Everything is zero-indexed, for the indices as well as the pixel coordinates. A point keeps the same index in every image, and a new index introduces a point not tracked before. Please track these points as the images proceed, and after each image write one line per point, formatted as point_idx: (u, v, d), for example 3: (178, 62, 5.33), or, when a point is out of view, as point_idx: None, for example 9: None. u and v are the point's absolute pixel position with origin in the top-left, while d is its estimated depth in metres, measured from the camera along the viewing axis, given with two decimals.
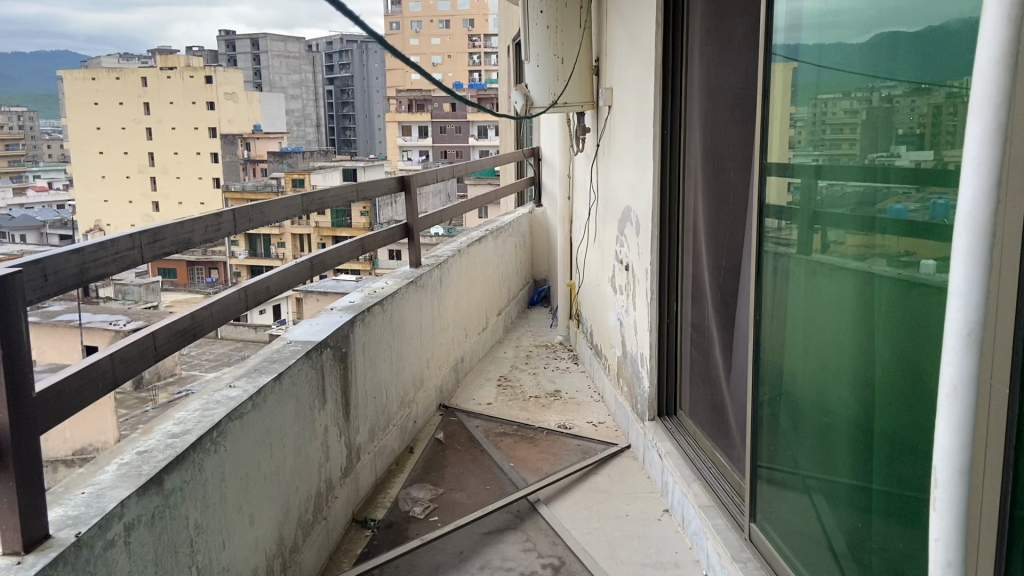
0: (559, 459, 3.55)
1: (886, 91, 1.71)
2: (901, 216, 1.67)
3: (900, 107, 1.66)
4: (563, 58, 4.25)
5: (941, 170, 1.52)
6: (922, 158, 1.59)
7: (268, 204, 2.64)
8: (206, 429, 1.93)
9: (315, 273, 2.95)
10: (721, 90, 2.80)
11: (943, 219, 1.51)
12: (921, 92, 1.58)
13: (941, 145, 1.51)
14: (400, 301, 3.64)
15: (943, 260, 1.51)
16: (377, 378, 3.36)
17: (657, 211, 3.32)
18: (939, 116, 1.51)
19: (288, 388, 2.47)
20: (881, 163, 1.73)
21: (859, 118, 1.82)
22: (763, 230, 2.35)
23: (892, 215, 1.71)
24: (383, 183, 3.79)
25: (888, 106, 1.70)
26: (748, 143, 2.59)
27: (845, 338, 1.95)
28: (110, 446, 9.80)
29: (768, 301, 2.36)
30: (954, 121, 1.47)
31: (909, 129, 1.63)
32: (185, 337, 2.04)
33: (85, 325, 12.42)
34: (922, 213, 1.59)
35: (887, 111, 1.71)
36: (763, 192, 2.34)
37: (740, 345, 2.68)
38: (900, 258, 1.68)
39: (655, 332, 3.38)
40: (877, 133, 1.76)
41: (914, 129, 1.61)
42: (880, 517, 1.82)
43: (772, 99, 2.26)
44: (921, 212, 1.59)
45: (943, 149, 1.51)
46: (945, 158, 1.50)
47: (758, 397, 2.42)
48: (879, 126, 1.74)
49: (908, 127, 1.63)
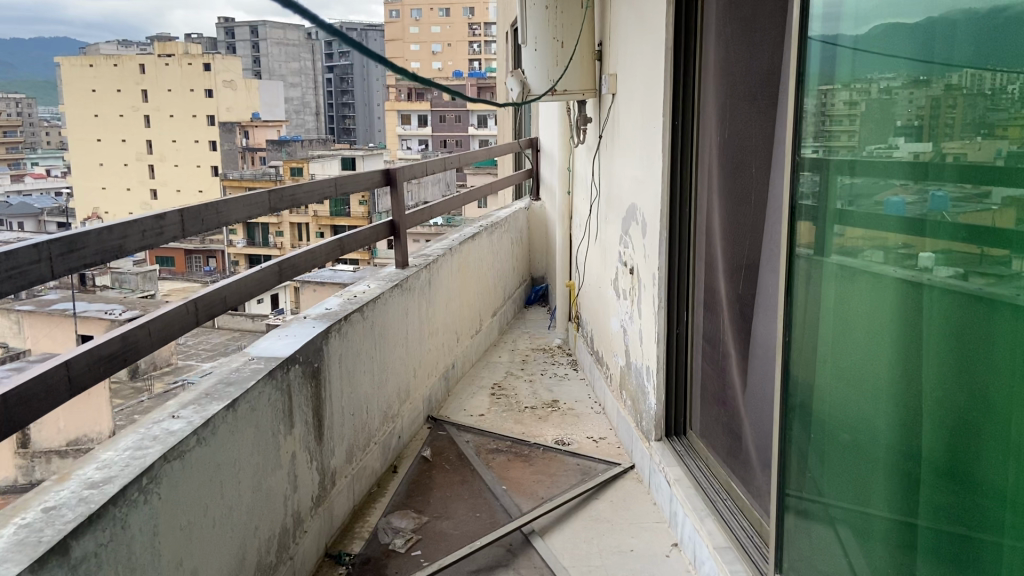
0: (556, 481, 3.23)
1: (883, 83, 1.61)
2: (900, 211, 1.57)
3: (898, 98, 1.56)
4: (563, 41, 3.91)
5: (939, 163, 1.45)
6: (920, 151, 1.50)
7: (226, 202, 2.32)
8: (134, 476, 1.63)
9: (283, 279, 2.62)
10: (742, 72, 2.47)
11: (942, 212, 1.45)
12: (921, 84, 1.49)
13: (937, 138, 1.45)
14: (382, 307, 3.31)
15: (941, 254, 1.45)
16: (356, 394, 3.04)
17: (666, 207, 2.99)
18: (937, 108, 1.45)
19: (245, 415, 2.14)
20: (879, 158, 1.63)
21: (858, 110, 1.69)
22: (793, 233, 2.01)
23: (888, 210, 1.61)
24: (364, 176, 3.45)
25: (888, 98, 1.59)
26: (777, 132, 2.25)
27: (893, 359, 1.63)
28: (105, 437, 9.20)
29: (798, 309, 2.02)
30: (954, 113, 1.40)
31: (907, 121, 1.54)
32: (111, 366, 1.74)
33: (76, 315, 12.07)
34: (920, 206, 1.51)
35: (884, 104, 1.61)
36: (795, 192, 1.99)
37: (766, 359, 2.36)
38: (899, 252, 1.58)
39: (664, 341, 3.06)
40: (874, 125, 1.65)
41: (913, 121, 1.52)
42: (931, 562, 1.55)
43: (805, 80, 1.92)
44: (921, 205, 1.51)
45: (940, 141, 1.45)
46: (944, 150, 1.44)
47: (787, 419, 2.09)
48: (872, 118, 1.64)
49: (907, 118, 1.54)
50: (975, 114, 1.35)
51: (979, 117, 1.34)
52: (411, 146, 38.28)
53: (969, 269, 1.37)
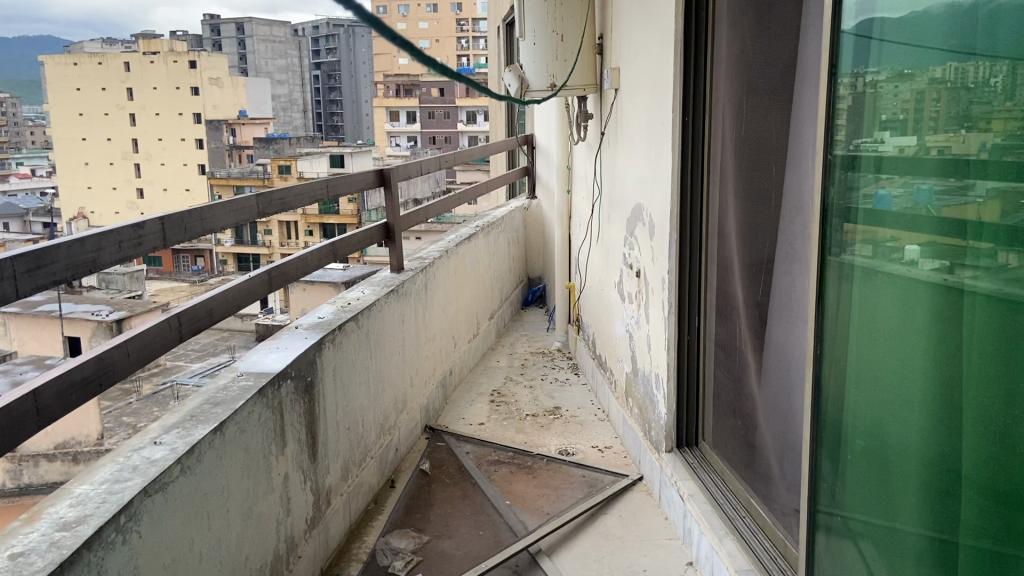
0: (562, 495, 3.09)
1: (869, 76, 1.67)
2: (886, 203, 1.65)
3: (882, 92, 1.63)
4: (563, 34, 3.76)
5: (923, 156, 1.54)
6: (905, 145, 1.58)
7: (210, 207, 2.16)
8: (111, 515, 1.47)
9: (272, 288, 2.47)
10: (759, 64, 2.32)
11: (927, 205, 1.53)
12: (904, 78, 1.57)
13: (923, 131, 1.53)
14: (378, 313, 3.16)
15: (928, 246, 1.53)
16: (351, 407, 2.89)
17: (676, 209, 2.84)
18: (921, 102, 1.53)
19: (233, 438, 1.99)
20: (864, 151, 1.70)
21: (846, 103, 1.76)
22: (822, 235, 1.88)
23: (876, 203, 1.68)
24: (357, 177, 3.29)
25: (872, 92, 1.67)
26: (801, 128, 2.08)
27: (938, 375, 1.52)
28: (94, 442, 8.83)
29: (829, 319, 1.89)
30: (938, 106, 1.49)
31: (891, 115, 1.61)
32: (85, 392, 1.59)
33: (62, 316, 11.79)
34: (905, 199, 1.59)
35: (869, 98, 1.68)
36: (825, 193, 1.85)
37: (789, 371, 2.21)
38: (887, 246, 1.65)
39: (674, 349, 2.92)
40: (858, 120, 1.72)
41: (897, 114, 1.59)
42: None
43: (840, 71, 1.77)
44: (906, 197, 1.59)
45: (925, 134, 1.53)
46: (929, 142, 1.52)
47: (818, 436, 1.96)
48: (858, 112, 1.71)
49: (891, 112, 1.61)
50: (959, 108, 1.44)
51: (963, 110, 1.43)
52: (400, 143, 38.00)
53: (956, 262, 1.46)
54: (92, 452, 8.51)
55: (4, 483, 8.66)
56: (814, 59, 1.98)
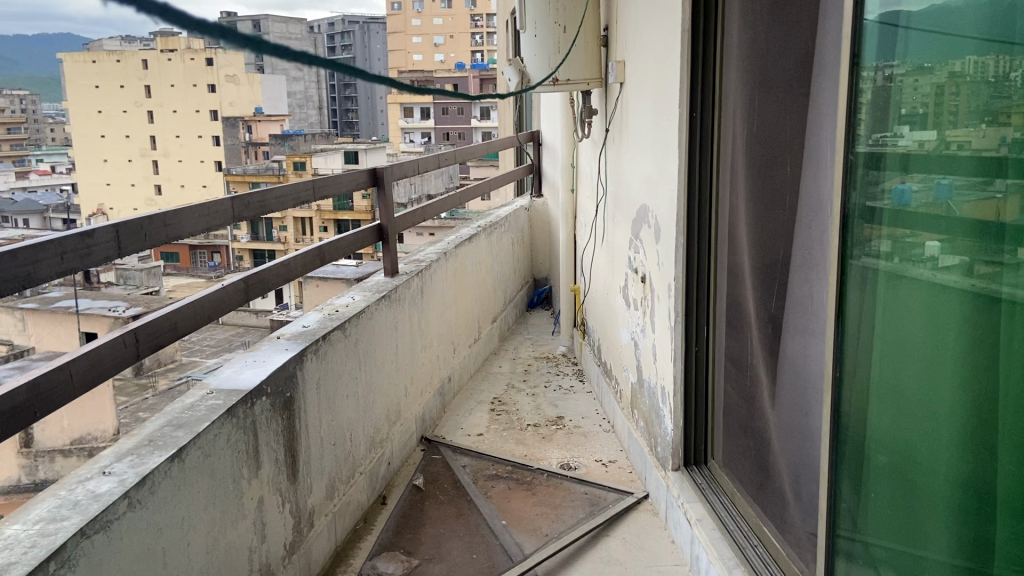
0: (561, 515, 2.91)
1: (887, 70, 1.50)
2: (906, 200, 1.47)
3: (901, 86, 1.46)
4: (565, 26, 3.58)
5: (943, 151, 1.37)
6: (925, 140, 1.41)
7: (176, 211, 2.01)
8: (36, 564, 1.32)
9: (249, 298, 2.30)
10: (773, 52, 2.11)
11: (947, 201, 1.37)
12: (924, 71, 1.39)
13: (943, 125, 1.37)
14: (368, 321, 2.99)
15: (949, 243, 1.36)
16: (338, 421, 2.72)
17: (683, 210, 2.64)
18: (942, 96, 1.36)
19: (196, 464, 1.83)
20: (883, 146, 1.53)
21: (863, 98, 1.58)
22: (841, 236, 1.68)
23: (895, 199, 1.50)
24: (349, 176, 3.12)
25: (890, 85, 1.49)
26: (818, 126, 1.89)
27: (971, 396, 1.33)
28: (109, 438, 8.70)
29: (850, 334, 1.69)
30: (957, 101, 1.33)
31: (911, 109, 1.44)
32: (13, 421, 1.47)
33: (78, 312, 11.75)
34: (925, 194, 1.43)
35: (888, 91, 1.50)
36: (846, 191, 1.65)
37: (806, 389, 2.01)
38: (905, 242, 1.48)
39: (681, 358, 2.73)
40: (877, 113, 1.54)
41: (917, 108, 1.42)
42: None
43: (865, 62, 1.57)
44: (927, 193, 1.42)
45: (945, 128, 1.37)
46: (949, 138, 1.36)
47: (837, 459, 1.76)
48: (876, 106, 1.54)
49: (911, 106, 1.44)
50: (979, 102, 1.28)
51: (984, 104, 1.27)
52: (413, 139, 37.87)
53: (974, 259, 1.31)
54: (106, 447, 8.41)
55: (19, 479, 8.56)
56: (834, 48, 1.77)
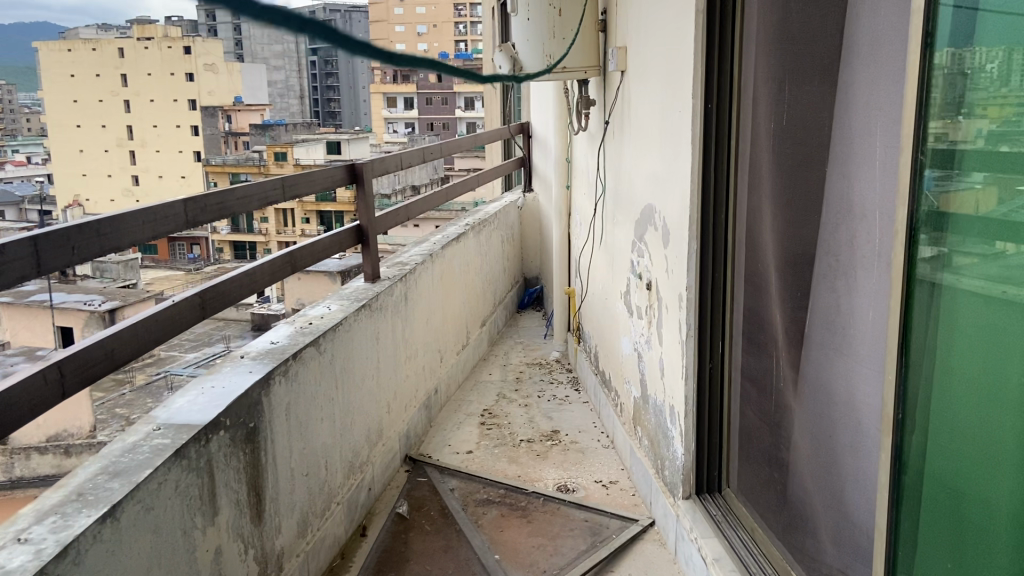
0: (560, 547, 2.65)
1: None
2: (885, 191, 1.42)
3: None
4: (560, 8, 3.27)
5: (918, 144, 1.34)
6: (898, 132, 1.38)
7: (117, 219, 1.71)
8: None
9: (204, 316, 2.01)
10: (804, 36, 1.83)
11: (924, 192, 1.33)
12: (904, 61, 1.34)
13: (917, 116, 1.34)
14: (346, 334, 2.70)
15: (926, 233, 1.34)
16: (311, 449, 2.43)
17: (695, 212, 2.37)
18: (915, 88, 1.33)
19: (137, 521, 1.55)
20: None
21: None
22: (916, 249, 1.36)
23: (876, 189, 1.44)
24: (326, 173, 2.81)
25: None
26: (866, 122, 1.60)
27: None
28: (85, 435, 8.28)
29: (914, 368, 1.40)
30: (933, 93, 1.30)
31: None
32: None
33: (52, 305, 11.33)
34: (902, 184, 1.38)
35: None
36: (921, 193, 1.34)
37: (847, 423, 1.74)
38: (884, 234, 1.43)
39: (692, 375, 2.46)
40: None
41: None
42: None
43: (936, 48, 1.28)
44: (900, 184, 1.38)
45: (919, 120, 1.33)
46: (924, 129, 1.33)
47: (895, 514, 1.47)
48: None
49: None
50: (953, 94, 1.26)
51: (959, 96, 1.25)
52: (397, 130, 37.32)
53: (954, 250, 1.28)
54: (84, 445, 8.01)
55: None
56: (888, 31, 1.50)
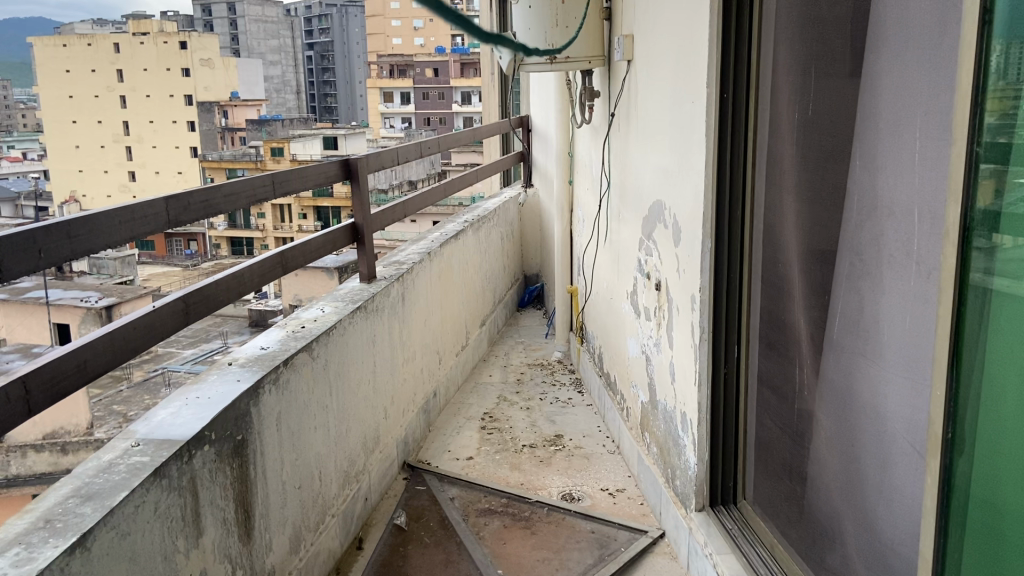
0: (565, 561, 2.52)
1: None
2: None
3: None
4: None
5: None
6: None
7: (90, 221, 1.57)
8: None
9: (186, 322, 1.87)
10: (831, 20, 1.69)
11: None
12: None
13: None
14: (340, 338, 2.57)
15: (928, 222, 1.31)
16: (304, 460, 2.30)
17: (709, 209, 2.24)
18: None
19: (111, 548, 1.42)
20: None
21: None
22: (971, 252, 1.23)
23: None
24: (319, 169, 2.67)
25: None
26: (903, 113, 1.47)
27: None
28: (80, 432, 8.15)
29: (966, 384, 1.26)
30: None
31: None
32: None
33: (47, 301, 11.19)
34: None
35: None
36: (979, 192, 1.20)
37: (879, 439, 1.61)
38: None
39: (706, 381, 2.33)
40: None
41: None
42: None
43: (994, 30, 1.15)
44: None
45: None
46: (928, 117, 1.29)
47: (942, 542, 1.34)
48: None
49: None
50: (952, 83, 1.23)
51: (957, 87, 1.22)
52: (394, 125, 37.07)
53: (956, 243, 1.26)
54: (79, 443, 7.88)
55: None
56: (931, 13, 1.36)
